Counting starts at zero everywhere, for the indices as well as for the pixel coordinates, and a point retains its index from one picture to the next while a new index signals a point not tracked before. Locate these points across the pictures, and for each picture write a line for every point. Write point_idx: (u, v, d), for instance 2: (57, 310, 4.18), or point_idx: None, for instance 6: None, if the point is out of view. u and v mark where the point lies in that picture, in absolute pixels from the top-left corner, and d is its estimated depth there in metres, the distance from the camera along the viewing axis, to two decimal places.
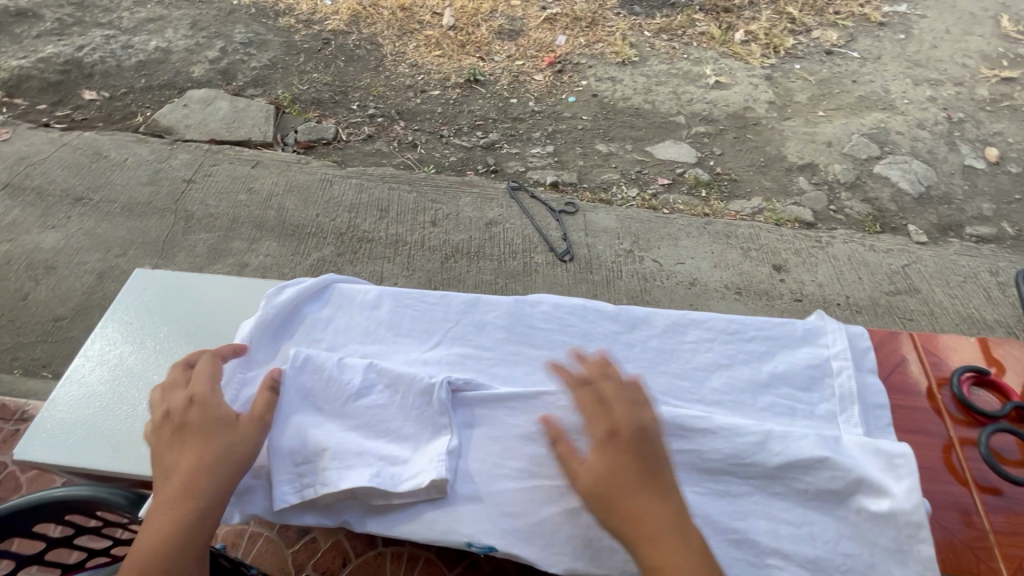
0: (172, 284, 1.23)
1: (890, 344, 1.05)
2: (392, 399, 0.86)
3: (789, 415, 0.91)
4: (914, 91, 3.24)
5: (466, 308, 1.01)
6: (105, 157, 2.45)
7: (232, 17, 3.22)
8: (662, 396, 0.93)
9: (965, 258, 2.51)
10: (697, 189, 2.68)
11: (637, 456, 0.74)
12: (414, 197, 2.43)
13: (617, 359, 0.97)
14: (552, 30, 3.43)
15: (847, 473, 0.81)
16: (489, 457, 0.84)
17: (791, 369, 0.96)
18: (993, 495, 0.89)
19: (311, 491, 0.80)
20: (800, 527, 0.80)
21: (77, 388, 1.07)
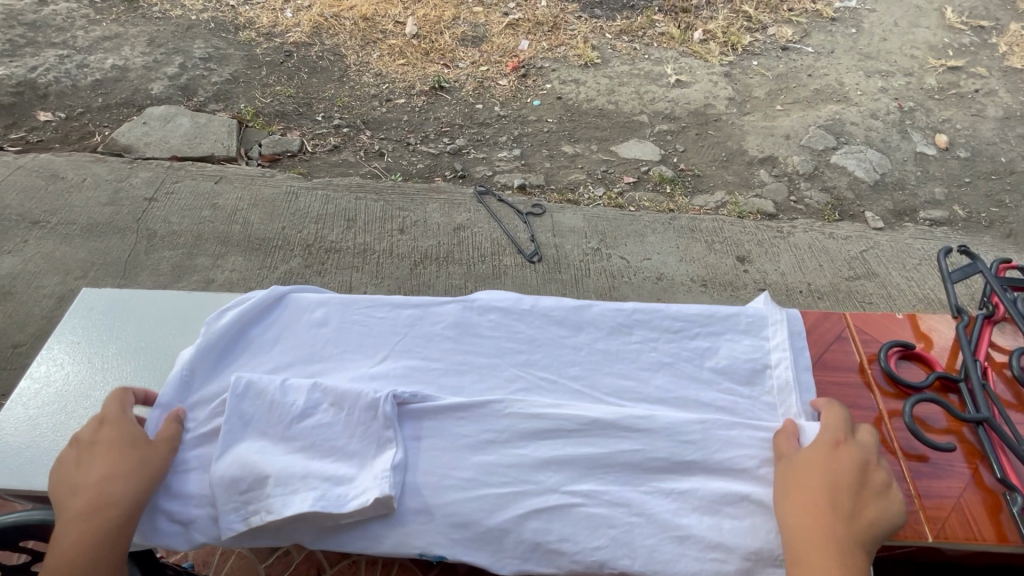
0: (120, 302, 1.22)
1: (823, 327, 1.12)
2: (337, 417, 0.84)
3: (731, 410, 0.95)
4: (867, 82, 3.35)
5: (414, 320, 1.02)
6: (62, 178, 2.40)
7: (191, 33, 3.19)
8: (608, 396, 0.95)
9: (920, 241, 2.60)
10: (662, 186, 2.73)
11: (856, 486, 0.81)
12: (381, 205, 2.44)
13: (563, 362, 0.98)
14: (515, 36, 3.47)
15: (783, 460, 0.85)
16: (435, 468, 0.84)
17: (733, 363, 1.00)
18: (920, 462, 0.95)
19: (256, 517, 0.78)
20: (743, 520, 0.82)
21: (23, 410, 1.05)
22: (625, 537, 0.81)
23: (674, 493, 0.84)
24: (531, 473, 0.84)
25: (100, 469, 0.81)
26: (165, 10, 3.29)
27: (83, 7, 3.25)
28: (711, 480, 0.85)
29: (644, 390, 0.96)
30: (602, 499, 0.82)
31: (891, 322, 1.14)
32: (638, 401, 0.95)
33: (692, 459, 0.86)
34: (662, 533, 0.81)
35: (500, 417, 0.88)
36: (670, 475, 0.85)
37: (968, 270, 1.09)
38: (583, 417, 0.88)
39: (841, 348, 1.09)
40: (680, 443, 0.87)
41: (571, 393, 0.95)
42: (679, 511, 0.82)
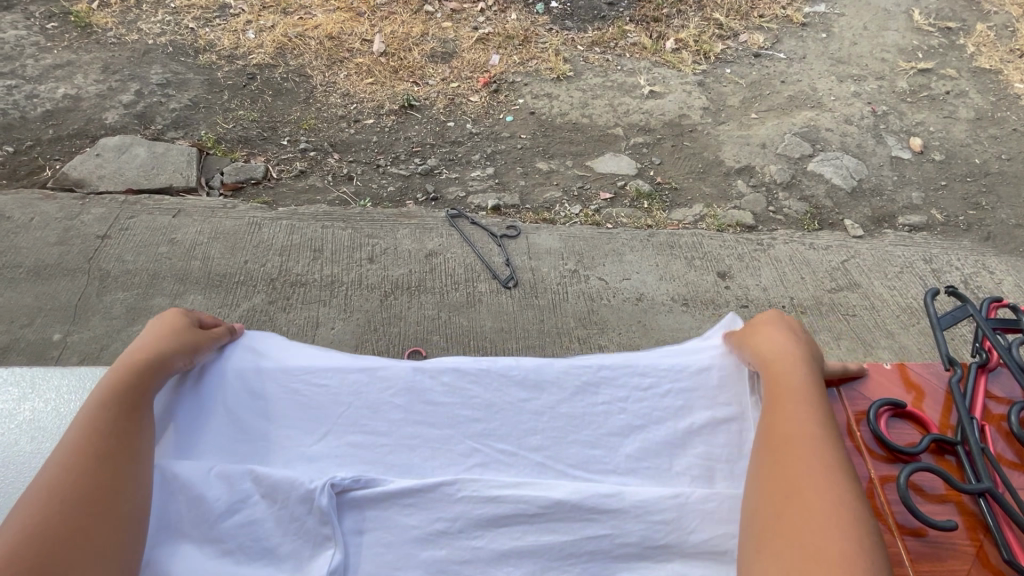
0: (23, 389, 1.23)
1: None
2: (268, 512, 0.90)
3: (708, 478, 1.01)
4: (839, 87, 3.34)
5: (359, 389, 1.08)
6: (7, 219, 2.27)
7: (148, 57, 3.07)
8: (572, 468, 1.01)
9: (900, 248, 2.58)
10: (639, 201, 2.68)
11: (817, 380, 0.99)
12: (350, 234, 2.34)
13: (524, 431, 1.05)
14: (485, 50, 3.40)
15: None
16: (380, 569, 0.89)
17: (706, 424, 1.06)
18: (916, 539, 0.89)
19: None
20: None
21: None
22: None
23: None
24: (489, 569, 0.89)
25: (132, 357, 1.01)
26: (121, 35, 3.17)
27: (34, 33, 3.12)
28: (688, 563, 0.91)
29: (612, 460, 1.03)
30: None
31: (878, 375, 1.09)
32: (607, 472, 1.01)
33: (667, 543, 0.91)
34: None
35: (448, 502, 0.94)
36: (642, 560, 0.91)
37: (959, 314, 1.03)
38: (542, 499, 0.94)
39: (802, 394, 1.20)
40: (652, 524, 0.92)
41: (535, 466, 1.01)
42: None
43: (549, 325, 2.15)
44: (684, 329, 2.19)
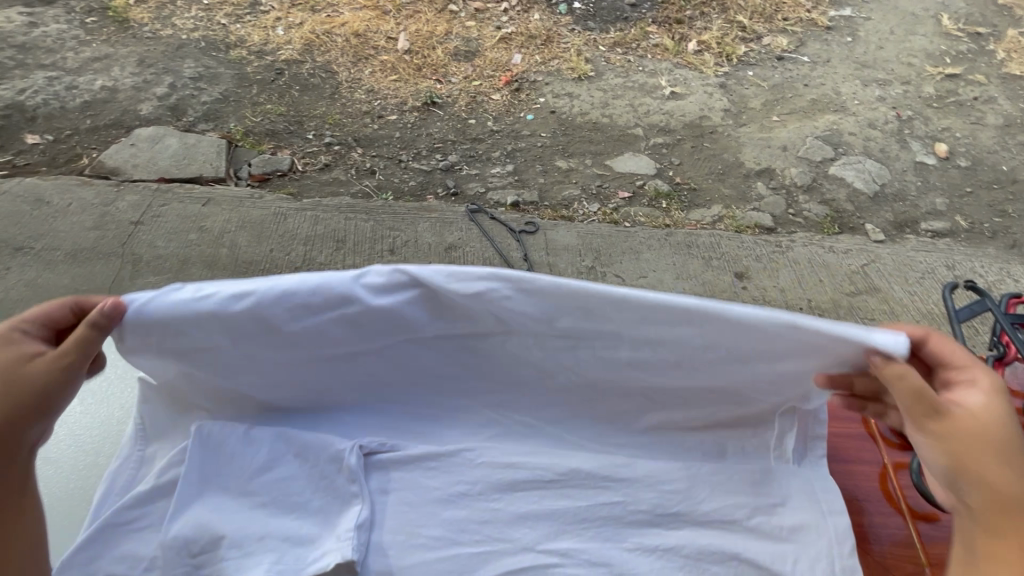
0: None
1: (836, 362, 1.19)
2: (302, 468, 0.96)
3: (718, 455, 1.03)
4: (864, 91, 3.31)
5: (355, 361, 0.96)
6: (47, 204, 2.37)
7: (181, 52, 3.17)
8: (589, 442, 1.04)
9: (921, 254, 2.56)
10: (657, 201, 2.69)
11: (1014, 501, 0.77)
12: (372, 226, 2.40)
13: (534, 406, 1.03)
14: (508, 49, 3.44)
15: (757, 508, 0.98)
16: (405, 526, 0.97)
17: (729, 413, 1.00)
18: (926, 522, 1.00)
19: None
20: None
21: None
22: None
23: (657, 550, 0.96)
24: (506, 530, 0.98)
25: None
26: (156, 30, 3.27)
27: (74, 27, 3.24)
28: (696, 530, 0.97)
29: (627, 434, 1.04)
30: (579, 559, 0.95)
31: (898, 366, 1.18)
32: (619, 448, 1.04)
33: (677, 510, 0.99)
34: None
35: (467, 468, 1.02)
36: (654, 526, 0.98)
37: (976, 308, 1.04)
38: (557, 467, 1.02)
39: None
40: (664, 493, 1.00)
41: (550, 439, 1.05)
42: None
43: None
44: None
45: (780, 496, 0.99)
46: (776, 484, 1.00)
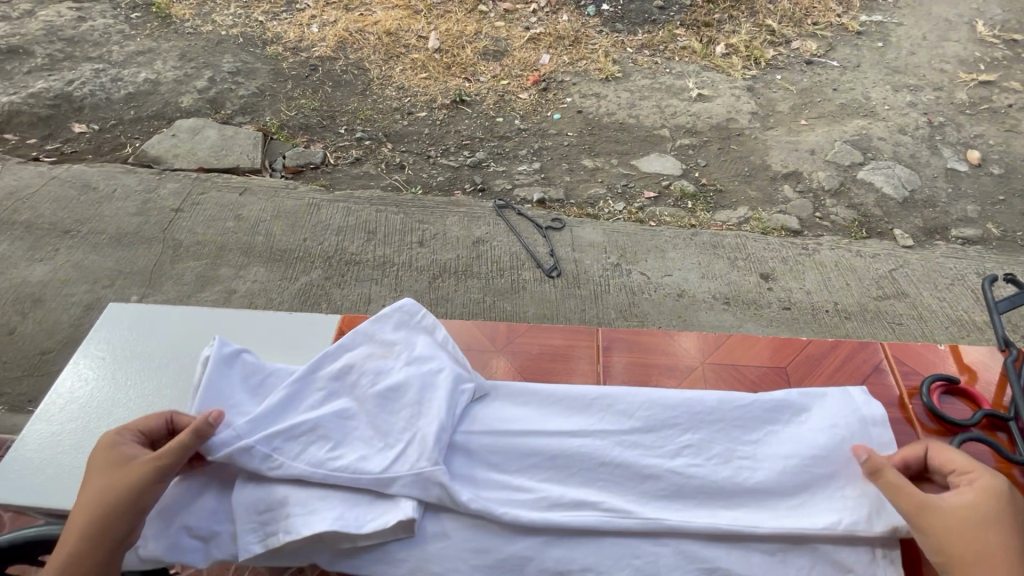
0: (143, 316, 1.35)
1: (863, 357, 1.35)
2: (363, 456, 0.93)
3: (760, 427, 1.07)
4: (894, 97, 3.29)
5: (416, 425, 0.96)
6: (94, 189, 2.46)
7: (221, 47, 3.27)
8: (635, 421, 1.05)
9: (951, 260, 2.53)
10: (683, 201, 2.70)
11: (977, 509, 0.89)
12: (402, 218, 2.46)
13: (584, 405, 1.08)
14: (536, 50, 3.48)
15: (799, 482, 1.00)
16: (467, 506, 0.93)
17: (750, 407, 1.08)
18: None
19: (274, 539, 0.88)
20: (774, 556, 0.93)
21: (44, 427, 1.17)
22: (648, 567, 0.91)
23: (707, 520, 0.94)
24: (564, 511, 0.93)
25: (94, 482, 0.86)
26: (196, 26, 3.38)
27: (119, 22, 3.36)
28: (741, 501, 0.97)
29: (673, 409, 1.06)
30: (635, 517, 0.92)
31: (925, 358, 1.35)
32: (666, 426, 1.04)
33: (723, 482, 0.98)
34: (686, 561, 0.91)
35: (524, 444, 1.01)
36: (705, 498, 0.97)
37: (1017, 300, 1.24)
38: (605, 443, 1.01)
39: (848, 370, 1.34)
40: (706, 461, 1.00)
41: (594, 420, 1.06)
42: (706, 543, 0.93)
43: (590, 315, 2.20)
44: (725, 327, 2.21)
45: (825, 477, 1.01)
46: (822, 465, 1.02)
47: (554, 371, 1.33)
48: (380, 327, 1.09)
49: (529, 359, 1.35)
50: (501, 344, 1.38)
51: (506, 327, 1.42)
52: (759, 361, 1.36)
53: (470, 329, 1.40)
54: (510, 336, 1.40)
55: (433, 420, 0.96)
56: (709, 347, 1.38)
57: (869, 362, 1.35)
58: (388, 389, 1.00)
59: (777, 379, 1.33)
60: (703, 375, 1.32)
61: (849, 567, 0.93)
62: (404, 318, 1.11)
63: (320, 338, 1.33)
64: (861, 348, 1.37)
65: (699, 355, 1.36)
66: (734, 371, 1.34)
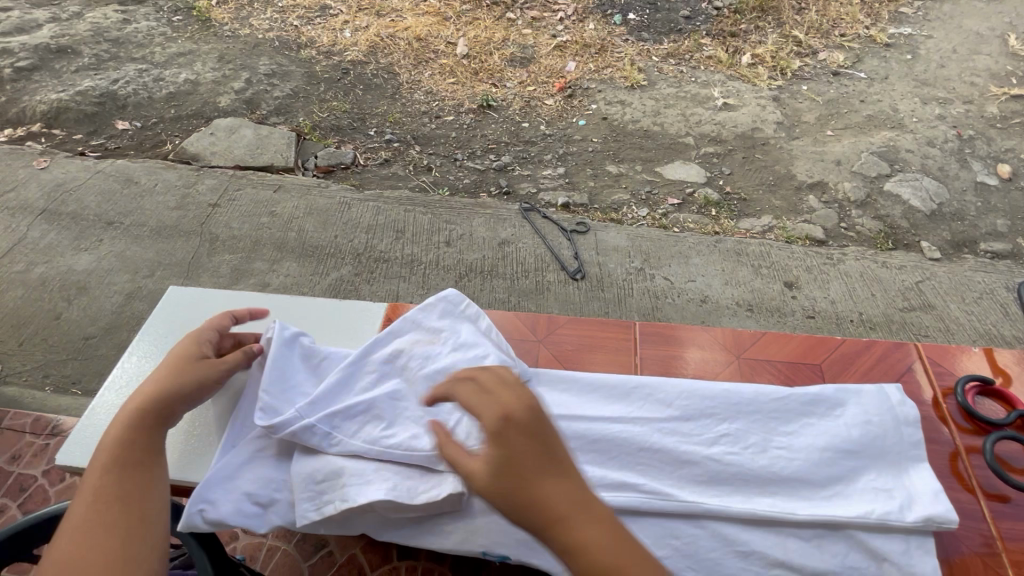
0: (202, 300, 1.42)
1: (898, 357, 1.36)
2: (414, 434, 0.98)
3: (796, 420, 1.07)
4: (923, 109, 3.26)
5: (464, 407, 1.00)
6: (136, 183, 2.57)
7: (257, 50, 3.38)
8: (672, 410, 1.07)
9: (980, 274, 2.50)
10: (706, 209, 2.72)
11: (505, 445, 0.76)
12: (430, 218, 2.51)
13: (621, 394, 1.11)
14: (562, 57, 3.53)
15: (836, 474, 1.00)
16: None
17: (785, 399, 1.09)
18: (1000, 501, 1.14)
19: (330, 506, 0.93)
20: (809, 542, 0.94)
21: (113, 400, 1.23)
22: (687, 547, 0.93)
23: (746, 508, 0.95)
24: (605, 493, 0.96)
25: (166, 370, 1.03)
26: (235, 29, 3.51)
27: (162, 25, 3.50)
28: (779, 489, 0.98)
29: (708, 400, 1.08)
30: (673, 499, 0.95)
31: (963, 360, 1.36)
32: (701, 415, 1.07)
33: (760, 471, 0.99)
34: (724, 543, 0.94)
35: (564, 428, 1.04)
36: (744, 486, 0.98)
37: None
38: (642, 430, 1.04)
39: (882, 368, 1.34)
40: (740, 450, 1.02)
41: (632, 408, 1.09)
42: (743, 527, 0.95)
43: (613, 317, 2.23)
44: None
45: (856, 469, 1.02)
46: (853, 458, 1.02)
47: (592, 360, 1.36)
48: (427, 315, 1.15)
49: (567, 349, 1.39)
50: (542, 333, 1.42)
51: (545, 319, 1.45)
52: (793, 357, 1.37)
53: (511, 319, 1.44)
54: (550, 327, 1.43)
55: None
56: (745, 343, 1.40)
57: (904, 362, 1.36)
58: (436, 372, 1.05)
59: (813, 375, 1.33)
60: (738, 370, 1.35)
61: (885, 554, 0.93)
62: (448, 307, 1.16)
63: (369, 323, 1.38)
64: (897, 348, 1.38)
65: (733, 350, 1.38)
66: (770, 367, 1.35)
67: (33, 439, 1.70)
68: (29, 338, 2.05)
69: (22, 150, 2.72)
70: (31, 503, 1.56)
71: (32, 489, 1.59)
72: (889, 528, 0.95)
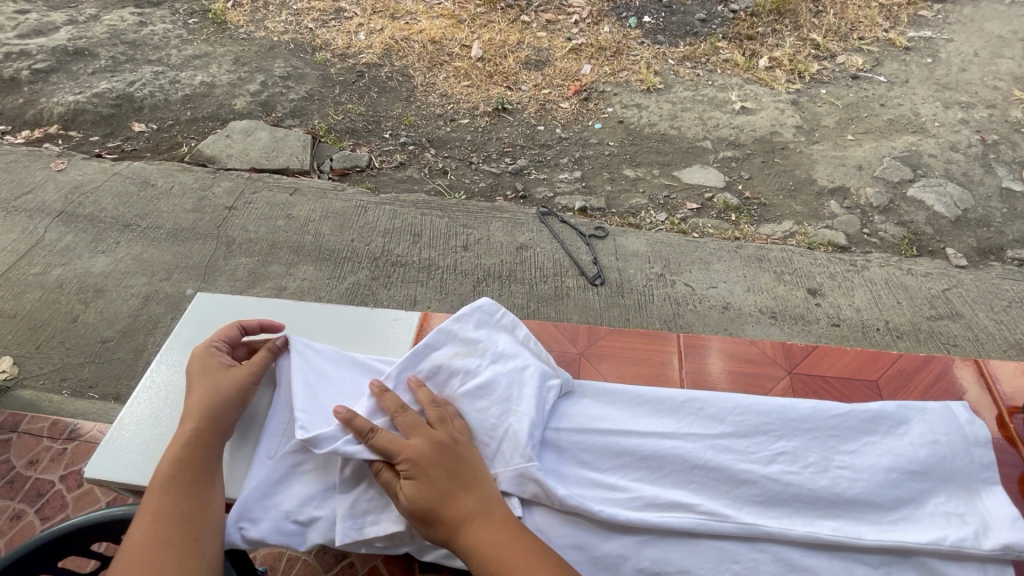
0: (231, 307, 1.40)
1: (957, 372, 1.32)
2: None
3: (857, 438, 1.04)
4: (945, 114, 3.21)
5: (508, 425, 0.97)
6: (153, 186, 2.56)
7: (272, 52, 3.38)
8: (724, 425, 1.04)
9: (1008, 282, 2.45)
10: (726, 214, 2.68)
11: (421, 472, 0.89)
12: (446, 222, 2.49)
13: (668, 408, 1.08)
14: (577, 60, 3.50)
15: (903, 496, 0.96)
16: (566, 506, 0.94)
17: (844, 417, 1.05)
18: None
19: (374, 528, 0.95)
20: (877, 569, 0.91)
21: (141, 409, 1.21)
22: (747, 572, 0.90)
23: (809, 533, 0.92)
24: (661, 513, 0.92)
25: (200, 383, 1.06)
26: (250, 32, 3.51)
27: (178, 27, 3.50)
28: (841, 511, 0.95)
29: (763, 417, 1.05)
30: (733, 521, 0.92)
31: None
32: (757, 433, 1.03)
33: (823, 494, 0.95)
34: (786, 568, 0.90)
35: (612, 444, 1.02)
36: (807, 509, 0.95)
37: None
38: (694, 447, 1.00)
39: (942, 386, 1.30)
40: (800, 469, 0.98)
41: (680, 422, 1.05)
42: (805, 552, 0.92)
43: (634, 324, 2.19)
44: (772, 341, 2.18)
45: (923, 492, 0.97)
46: (920, 479, 0.98)
47: (637, 373, 1.33)
48: (461, 326, 1.10)
49: (612, 361, 1.36)
50: (583, 343, 1.39)
51: (586, 330, 1.42)
52: (846, 372, 1.33)
53: (552, 330, 1.41)
54: (591, 338, 1.40)
55: (523, 419, 0.97)
56: (795, 357, 1.36)
57: (965, 378, 1.31)
58: (476, 387, 1.01)
59: (868, 391, 1.30)
60: (790, 384, 1.31)
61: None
62: (483, 317, 1.12)
63: (402, 333, 1.36)
64: (956, 364, 1.34)
65: (784, 364, 1.35)
66: (821, 382, 1.31)
67: (51, 444, 1.68)
68: (46, 340, 2.04)
69: (39, 151, 2.72)
70: (49, 509, 1.54)
71: (49, 495, 1.57)
72: (961, 556, 0.91)
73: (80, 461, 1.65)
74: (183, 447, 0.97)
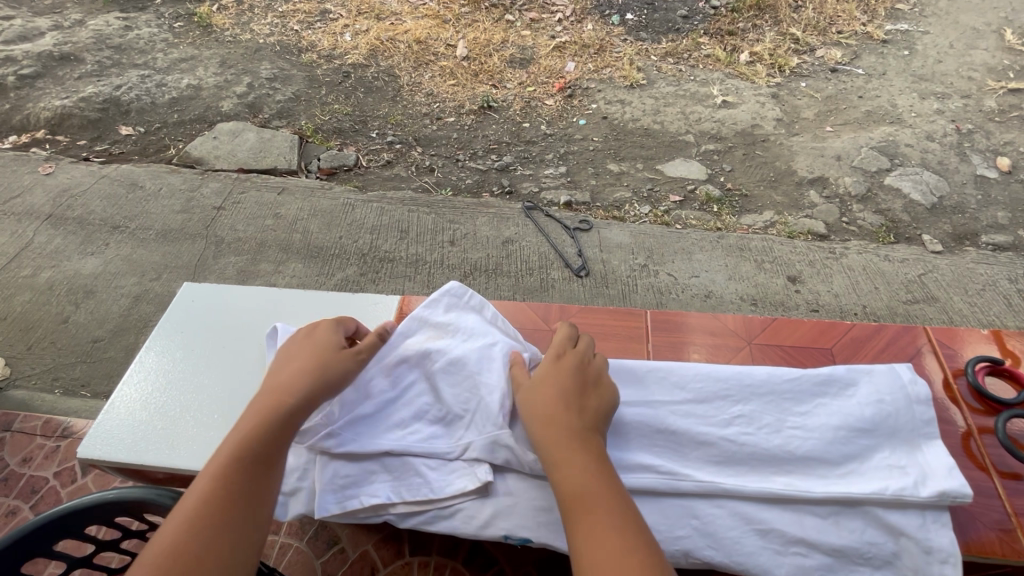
0: (216, 294, 1.42)
1: (908, 337, 1.38)
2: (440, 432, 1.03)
3: (809, 401, 1.09)
4: (921, 104, 3.28)
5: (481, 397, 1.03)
6: (141, 187, 2.58)
7: (258, 54, 3.40)
8: (684, 392, 1.09)
9: (982, 266, 2.51)
10: (708, 205, 2.73)
11: (559, 379, 0.93)
12: (433, 218, 2.52)
13: (634, 377, 1.11)
14: (562, 58, 3.55)
15: (850, 452, 1.01)
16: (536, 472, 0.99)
17: (797, 381, 1.10)
18: (1012, 480, 1.15)
19: (355, 501, 0.99)
20: (827, 520, 0.95)
21: (130, 394, 1.24)
22: (706, 527, 0.94)
23: (762, 488, 0.96)
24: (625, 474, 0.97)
25: (304, 360, 0.99)
26: (236, 34, 3.53)
27: (164, 31, 3.52)
28: (795, 468, 1.00)
29: (719, 382, 1.10)
30: (691, 479, 0.97)
31: (972, 340, 1.38)
32: (713, 398, 1.08)
33: (776, 453, 1.00)
34: (743, 523, 0.95)
35: None
36: (762, 466, 1.00)
37: None
38: (656, 412, 1.05)
39: (892, 351, 1.36)
40: (754, 430, 1.03)
41: (645, 391, 1.09)
42: (760, 507, 0.96)
43: None
44: None
45: (869, 448, 1.02)
46: (866, 436, 1.03)
47: (607, 348, 1.37)
48: (432, 311, 1.16)
49: None
50: (555, 321, 1.43)
51: (559, 308, 1.47)
52: (804, 342, 1.39)
53: (525, 310, 1.46)
54: (563, 315, 1.45)
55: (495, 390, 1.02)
56: (756, 329, 1.41)
57: (915, 344, 1.37)
58: (450, 365, 1.07)
59: (823, 358, 1.36)
60: (752, 355, 1.36)
61: (902, 530, 0.94)
62: (453, 300, 1.18)
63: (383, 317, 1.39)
64: (908, 331, 1.40)
65: (746, 337, 1.40)
66: (781, 353, 1.37)
67: (44, 442, 1.71)
68: (38, 341, 2.06)
69: (27, 156, 2.73)
70: (43, 504, 1.57)
71: (43, 491, 1.60)
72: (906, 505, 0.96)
73: (72, 457, 1.67)
74: (267, 414, 0.89)
